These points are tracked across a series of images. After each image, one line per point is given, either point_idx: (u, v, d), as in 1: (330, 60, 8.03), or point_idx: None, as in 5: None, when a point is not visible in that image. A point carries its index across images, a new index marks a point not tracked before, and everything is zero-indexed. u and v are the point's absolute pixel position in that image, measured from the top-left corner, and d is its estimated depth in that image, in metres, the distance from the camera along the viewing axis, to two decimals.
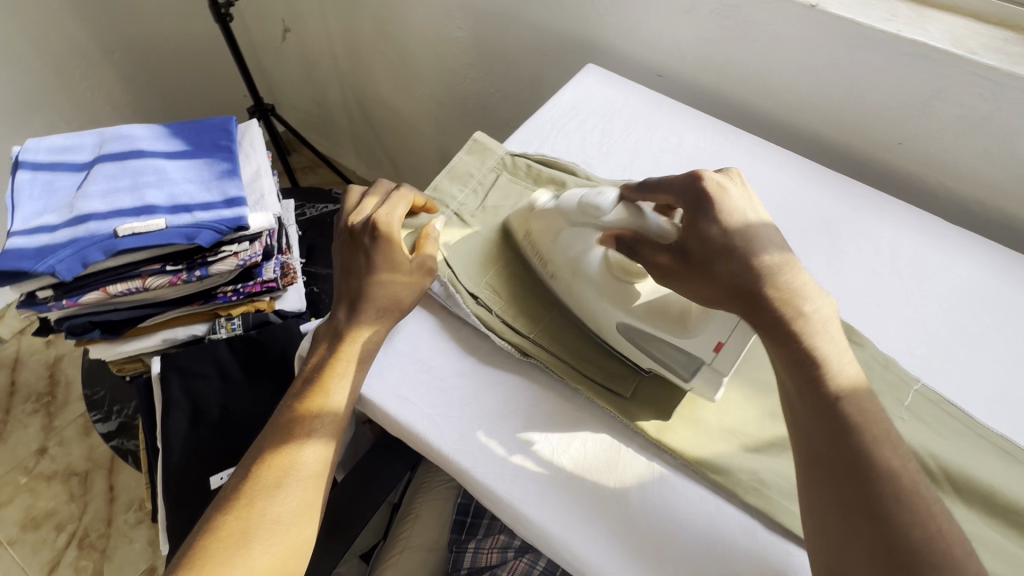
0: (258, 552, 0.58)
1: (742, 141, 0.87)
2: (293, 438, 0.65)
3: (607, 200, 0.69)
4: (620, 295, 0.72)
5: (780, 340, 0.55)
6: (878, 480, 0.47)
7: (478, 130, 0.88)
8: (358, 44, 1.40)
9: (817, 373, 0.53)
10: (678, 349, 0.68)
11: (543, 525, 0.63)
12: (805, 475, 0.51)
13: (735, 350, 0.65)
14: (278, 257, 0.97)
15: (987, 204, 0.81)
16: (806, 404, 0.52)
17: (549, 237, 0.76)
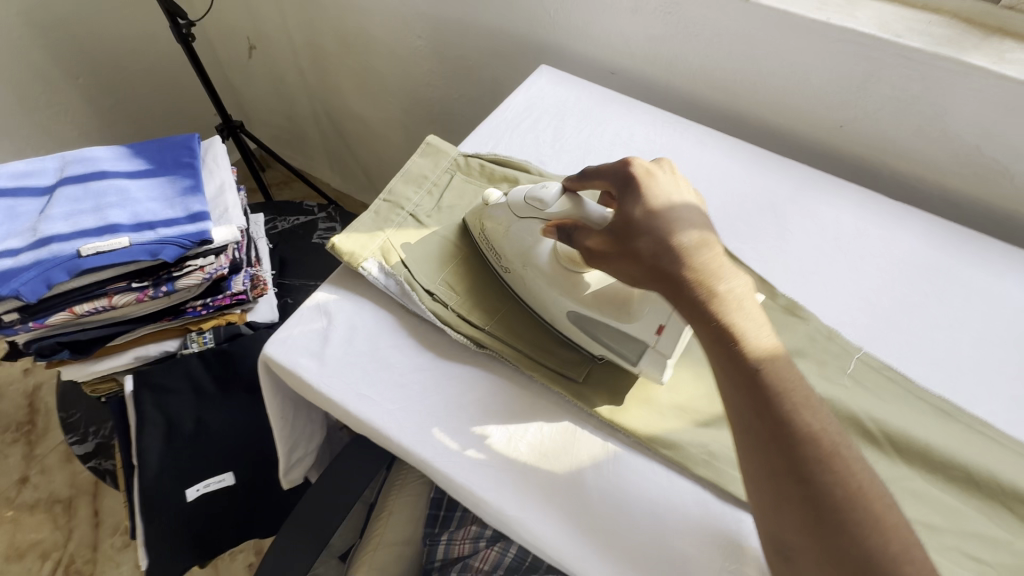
0: None
1: (690, 131, 0.89)
2: None
3: (551, 192, 0.62)
4: (565, 284, 0.62)
5: (707, 328, 0.50)
6: (800, 444, 0.45)
7: (431, 133, 0.81)
8: (324, 55, 1.47)
9: (743, 361, 0.48)
10: (623, 334, 0.60)
11: (500, 510, 0.55)
12: (750, 480, 0.47)
13: (679, 331, 0.57)
14: (247, 269, 0.96)
15: (927, 179, 0.85)
16: (738, 398, 0.47)
17: (499, 230, 0.67)
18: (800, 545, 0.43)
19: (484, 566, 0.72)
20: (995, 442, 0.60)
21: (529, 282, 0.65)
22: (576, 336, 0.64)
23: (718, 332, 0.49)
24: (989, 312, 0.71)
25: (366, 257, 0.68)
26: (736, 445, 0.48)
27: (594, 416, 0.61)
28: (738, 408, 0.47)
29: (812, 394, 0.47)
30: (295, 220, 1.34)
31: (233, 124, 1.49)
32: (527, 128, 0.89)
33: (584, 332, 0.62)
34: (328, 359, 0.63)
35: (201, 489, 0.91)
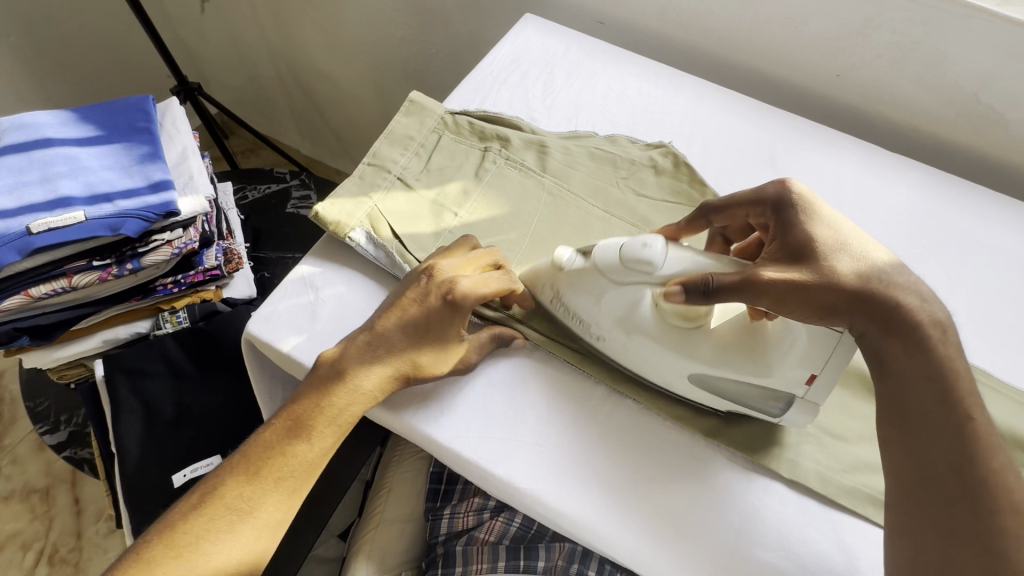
0: (267, 497, 0.51)
1: (685, 84, 0.85)
2: (263, 475, 0.52)
3: (657, 243, 0.50)
4: (701, 341, 0.54)
5: (913, 364, 0.46)
6: (997, 509, 0.41)
7: (413, 89, 0.74)
8: (285, 8, 1.35)
9: (955, 411, 0.44)
10: (761, 388, 0.53)
11: (510, 481, 0.54)
12: (913, 525, 0.44)
13: (832, 379, 0.51)
14: (219, 243, 0.90)
15: (922, 130, 0.84)
16: (935, 441, 0.44)
17: (587, 295, 0.56)
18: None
19: (490, 537, 0.68)
20: (995, 391, 0.60)
21: (633, 341, 0.56)
22: (705, 394, 0.56)
23: (924, 376, 0.46)
24: (984, 262, 0.71)
25: (353, 227, 0.63)
26: (910, 483, 0.45)
27: (602, 381, 0.60)
28: (927, 456, 0.44)
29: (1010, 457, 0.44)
30: (265, 189, 1.26)
31: (190, 85, 1.38)
32: (515, 83, 0.83)
33: (716, 391, 0.55)
34: (319, 335, 0.60)
35: (188, 475, 0.84)
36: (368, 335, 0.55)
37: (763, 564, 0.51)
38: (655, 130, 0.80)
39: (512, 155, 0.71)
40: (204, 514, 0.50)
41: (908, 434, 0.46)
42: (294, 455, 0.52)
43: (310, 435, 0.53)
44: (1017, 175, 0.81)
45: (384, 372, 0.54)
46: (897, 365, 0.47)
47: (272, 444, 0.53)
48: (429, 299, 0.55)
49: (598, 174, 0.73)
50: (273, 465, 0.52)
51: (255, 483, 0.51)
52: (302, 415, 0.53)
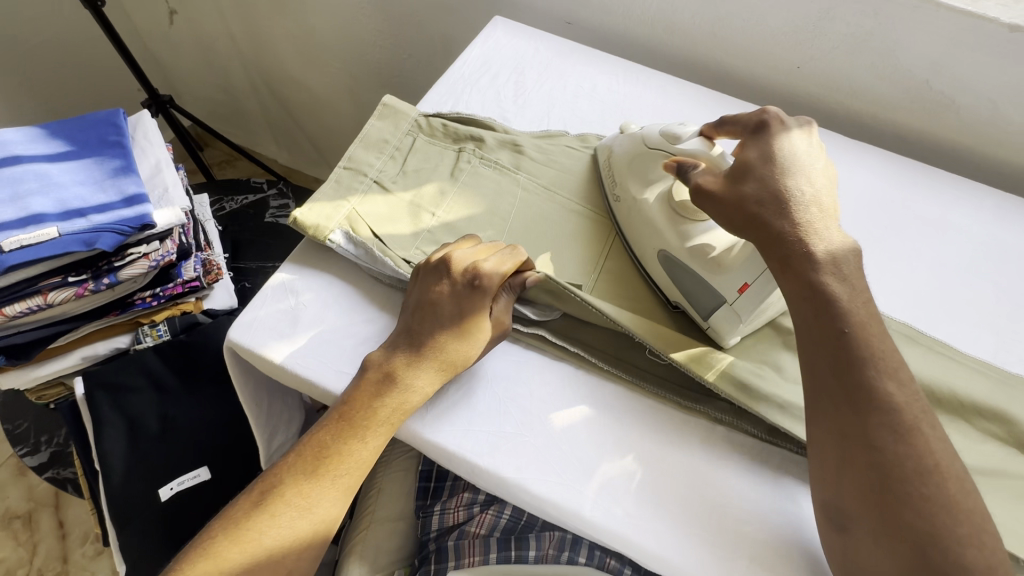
0: (325, 495, 0.52)
1: (653, 80, 0.88)
2: (321, 473, 0.52)
3: (690, 130, 0.62)
4: (676, 223, 0.62)
5: (807, 297, 0.50)
6: (883, 421, 0.46)
7: (386, 93, 0.75)
8: (255, 18, 1.35)
9: (866, 372, 0.47)
10: (704, 283, 0.60)
11: (495, 471, 0.55)
12: (822, 449, 0.48)
13: (762, 295, 0.57)
14: (197, 254, 0.90)
15: (880, 116, 0.87)
16: (824, 367, 0.49)
17: (626, 161, 0.68)
18: (863, 544, 0.45)
19: (481, 530, 0.69)
20: (955, 362, 0.63)
21: (635, 210, 0.66)
22: (662, 279, 0.64)
23: (836, 338, 0.49)
24: (941, 240, 0.75)
25: (332, 229, 0.64)
26: (814, 411, 0.49)
27: (582, 368, 0.61)
28: (840, 414, 0.47)
29: (923, 407, 0.47)
30: (243, 199, 1.26)
31: (161, 98, 1.37)
32: (486, 85, 0.85)
33: (668, 274, 0.63)
34: (301, 338, 0.60)
35: (174, 488, 0.84)
36: (406, 335, 0.57)
37: (742, 536, 0.53)
38: (624, 125, 0.83)
39: (486, 154, 0.73)
40: (266, 511, 0.50)
41: (825, 396, 0.49)
42: (350, 452, 0.53)
43: (364, 434, 0.53)
44: (969, 156, 0.85)
45: (430, 368, 0.55)
46: (810, 329, 0.50)
47: (327, 443, 0.53)
48: (460, 288, 0.57)
49: (572, 170, 0.74)
50: (329, 463, 0.52)
51: (313, 480, 0.52)
52: (353, 416, 0.54)
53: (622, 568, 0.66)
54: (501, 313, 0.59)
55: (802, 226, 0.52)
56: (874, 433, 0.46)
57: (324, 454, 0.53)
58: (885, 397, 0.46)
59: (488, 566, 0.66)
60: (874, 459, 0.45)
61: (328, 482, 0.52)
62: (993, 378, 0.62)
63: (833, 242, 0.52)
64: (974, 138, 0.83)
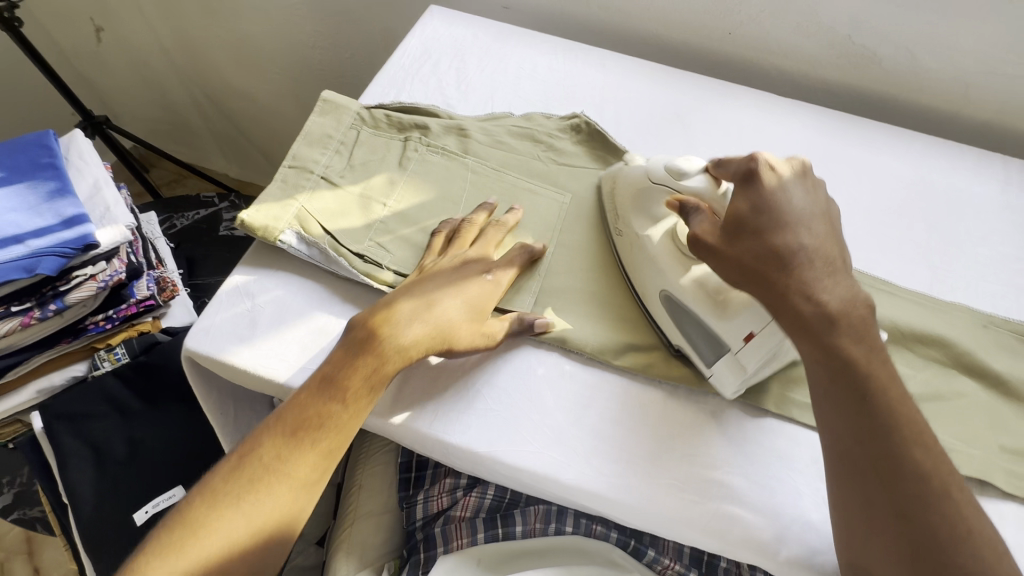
0: (303, 460, 0.51)
1: (592, 56, 0.89)
2: (299, 437, 0.52)
3: (695, 164, 0.59)
4: (679, 264, 0.60)
5: (825, 355, 0.49)
6: (907, 479, 0.45)
7: (325, 88, 0.74)
8: (187, 28, 1.32)
9: (888, 425, 0.46)
10: (707, 330, 0.57)
11: (470, 449, 0.56)
12: (840, 494, 0.48)
13: (769, 342, 0.54)
14: (149, 273, 0.88)
15: (810, 73, 0.91)
16: (843, 417, 0.48)
17: (630, 195, 0.65)
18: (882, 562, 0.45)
19: (466, 514, 0.69)
20: (894, 296, 0.67)
21: (637, 245, 0.64)
22: (665, 323, 0.61)
23: (841, 376, 0.48)
24: (874, 185, 0.79)
25: (282, 229, 0.63)
26: (834, 456, 0.48)
27: (545, 340, 0.61)
28: (851, 450, 0.47)
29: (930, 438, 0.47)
30: (194, 215, 1.23)
31: (96, 119, 1.32)
32: (427, 74, 0.85)
33: (671, 319, 0.60)
34: (260, 341, 0.60)
35: (150, 510, 0.81)
36: (405, 294, 0.58)
37: (711, 479, 0.55)
38: (568, 103, 0.84)
39: (433, 141, 0.73)
40: (243, 474, 0.50)
41: (837, 435, 0.48)
42: (327, 417, 0.53)
43: (346, 396, 0.53)
44: (893, 105, 0.90)
45: (420, 330, 0.55)
46: (828, 380, 0.49)
47: (305, 408, 0.53)
48: (463, 267, 0.61)
49: (519, 150, 0.75)
50: (308, 430, 0.52)
51: (293, 443, 0.52)
52: (336, 379, 0.54)
53: (608, 533, 0.67)
54: (500, 327, 0.59)
55: (805, 283, 0.50)
56: (884, 467, 0.46)
57: (301, 419, 0.52)
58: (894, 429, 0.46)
59: (477, 547, 0.67)
60: (888, 491, 0.45)
61: (305, 447, 0.52)
62: (929, 307, 0.66)
63: (839, 296, 0.50)
64: (895, 87, 0.88)
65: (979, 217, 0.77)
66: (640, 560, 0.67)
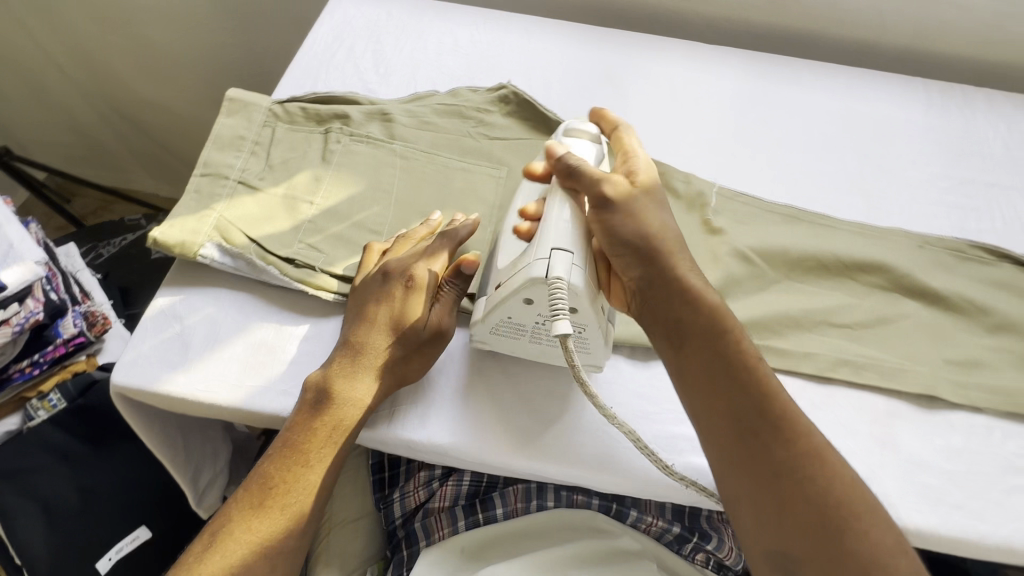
0: (307, 482, 0.50)
1: (513, 24, 0.86)
2: (300, 457, 0.51)
3: (588, 129, 0.60)
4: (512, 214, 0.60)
5: (722, 357, 0.47)
6: (814, 499, 0.41)
7: (229, 87, 0.69)
8: (84, 39, 1.22)
9: (780, 441, 0.44)
10: (489, 275, 0.58)
11: (433, 442, 0.54)
12: (750, 507, 0.43)
13: (501, 304, 0.53)
14: (75, 308, 0.83)
15: (733, 19, 0.90)
16: (741, 415, 0.45)
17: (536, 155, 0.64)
18: None
19: (445, 504, 0.67)
20: (834, 228, 0.68)
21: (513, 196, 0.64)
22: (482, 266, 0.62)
23: (727, 399, 0.45)
24: (806, 122, 0.79)
25: (201, 243, 0.59)
26: (733, 457, 0.44)
27: None
28: (752, 469, 0.43)
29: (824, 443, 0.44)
30: (121, 241, 1.15)
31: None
32: (343, 61, 0.80)
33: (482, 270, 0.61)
34: (194, 364, 0.56)
35: (113, 557, 0.78)
36: (343, 349, 0.54)
37: (675, 435, 0.55)
38: (494, 74, 0.81)
39: (356, 129, 0.69)
40: (251, 499, 0.49)
41: (731, 466, 0.44)
42: (321, 436, 0.51)
43: (311, 458, 0.51)
44: (817, 41, 0.91)
45: (366, 378, 0.53)
46: (718, 382, 0.46)
47: (302, 428, 0.51)
48: (387, 281, 0.56)
49: (448, 129, 0.72)
50: (303, 450, 0.51)
51: (262, 512, 0.49)
52: (295, 440, 0.51)
53: (589, 500, 0.66)
54: (440, 313, 0.56)
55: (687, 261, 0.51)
56: (784, 479, 0.42)
57: (291, 440, 0.51)
58: (784, 441, 0.44)
59: (458, 536, 0.65)
60: (786, 495, 0.42)
61: (304, 470, 0.50)
62: (869, 235, 0.67)
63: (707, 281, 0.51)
64: (815, 23, 0.89)
65: (907, 142, 0.78)
66: (624, 522, 0.66)
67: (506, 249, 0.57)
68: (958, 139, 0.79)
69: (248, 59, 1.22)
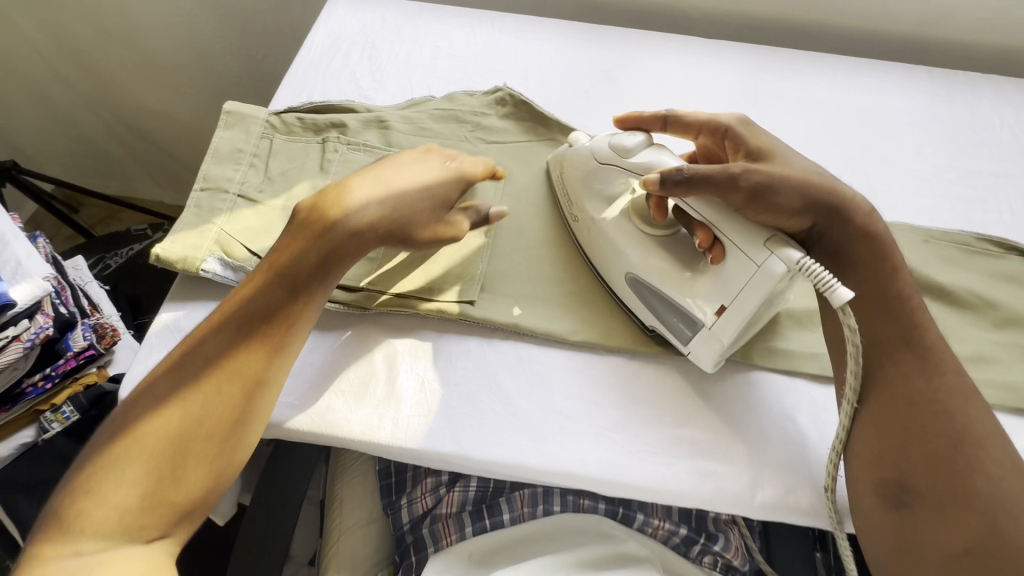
0: (278, 318, 0.50)
1: (508, 24, 0.86)
2: (277, 287, 0.51)
3: (638, 138, 0.58)
4: (635, 242, 0.59)
5: (884, 310, 0.53)
6: (962, 441, 0.47)
7: (226, 100, 0.69)
8: (86, 51, 1.23)
9: (933, 387, 0.50)
10: (675, 304, 0.56)
11: (435, 452, 0.54)
12: (894, 448, 0.49)
13: (740, 315, 0.52)
14: (84, 321, 0.84)
15: (731, 12, 0.89)
16: (896, 364, 0.52)
17: (579, 177, 0.63)
18: (926, 518, 0.46)
19: (452, 510, 0.68)
20: None
21: (595, 232, 0.62)
22: (627, 298, 0.60)
23: (891, 338, 0.52)
24: (807, 116, 0.78)
25: (203, 258, 0.59)
26: (901, 396, 0.50)
27: (499, 327, 0.60)
28: (891, 398, 0.51)
29: (969, 386, 0.51)
30: (127, 251, 1.16)
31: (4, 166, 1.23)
32: (339, 68, 0.80)
33: (637, 297, 0.59)
34: None
35: None
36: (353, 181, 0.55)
37: (678, 438, 0.55)
38: (491, 76, 0.80)
39: (353, 138, 0.69)
40: (219, 319, 0.50)
41: (881, 389, 0.51)
42: (305, 269, 0.51)
43: (288, 290, 0.51)
44: (817, 31, 0.89)
45: (377, 213, 0.53)
46: (885, 333, 0.53)
47: (287, 264, 0.52)
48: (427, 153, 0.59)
49: (446, 134, 0.72)
50: (286, 273, 0.51)
51: (225, 334, 0.49)
52: (276, 271, 0.51)
53: (596, 504, 0.66)
54: (462, 219, 0.58)
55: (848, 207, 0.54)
56: (920, 410, 0.49)
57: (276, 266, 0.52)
58: (931, 374, 0.51)
59: (466, 542, 0.66)
60: (937, 435, 0.48)
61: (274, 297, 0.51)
62: None
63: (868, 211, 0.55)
64: (815, 14, 0.87)
65: (910, 132, 0.77)
66: (631, 526, 0.66)
67: (658, 257, 0.57)
68: (962, 128, 0.78)
69: (248, 66, 1.23)
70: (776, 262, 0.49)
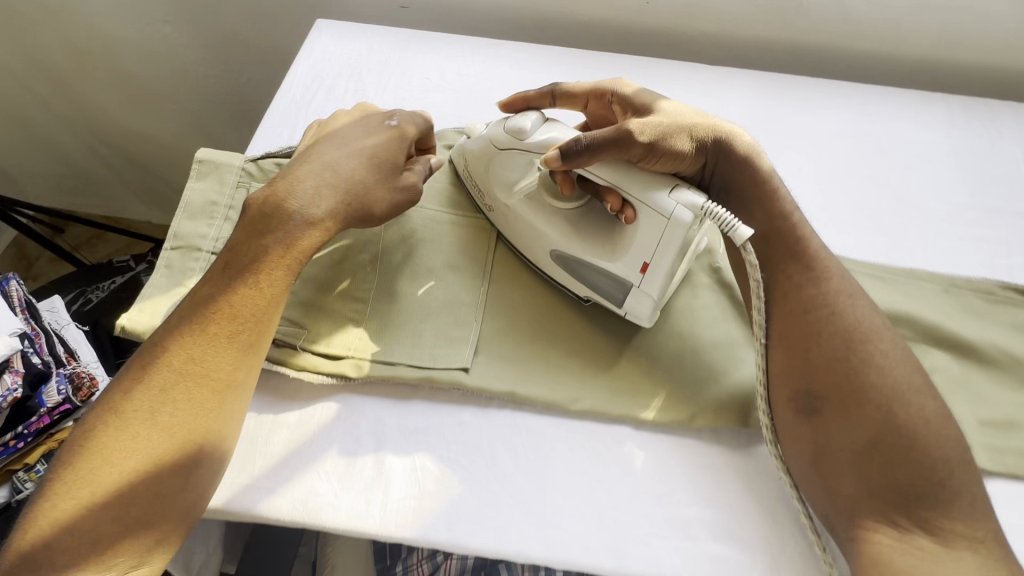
0: (247, 302, 0.50)
1: (502, 53, 0.81)
2: (242, 274, 0.51)
3: (532, 120, 0.59)
4: (556, 218, 0.60)
5: (782, 238, 0.56)
6: (855, 342, 0.51)
7: (198, 148, 0.64)
8: (64, 74, 1.19)
9: (828, 302, 0.53)
10: (610, 274, 0.57)
11: (426, 539, 0.49)
12: (806, 371, 0.52)
13: (664, 268, 0.54)
14: (59, 372, 0.79)
15: (739, 36, 0.85)
16: (795, 290, 0.55)
17: (483, 164, 0.63)
18: (835, 421, 0.49)
19: None
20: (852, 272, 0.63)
21: (513, 219, 0.62)
22: (566, 281, 0.61)
23: (786, 255, 0.56)
24: (819, 149, 0.74)
25: None
26: (794, 311, 0.54)
27: (495, 395, 0.56)
28: (788, 311, 0.54)
29: (854, 287, 0.55)
30: (109, 284, 1.11)
31: None
32: (323, 104, 0.75)
33: (573, 274, 0.60)
34: None
35: None
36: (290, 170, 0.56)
37: (689, 518, 0.51)
38: (484, 110, 0.76)
39: None
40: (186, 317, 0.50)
41: (786, 314, 0.54)
42: (266, 250, 0.52)
43: (253, 276, 0.51)
44: (829, 55, 0.85)
45: (327, 196, 0.54)
46: (783, 263, 0.56)
47: (246, 251, 0.52)
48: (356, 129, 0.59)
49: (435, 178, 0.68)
50: (247, 253, 0.52)
51: (193, 330, 0.49)
52: (240, 261, 0.52)
53: None
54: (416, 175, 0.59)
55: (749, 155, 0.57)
56: (814, 316, 0.53)
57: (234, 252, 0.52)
58: (819, 281, 0.54)
59: None
60: (836, 347, 0.51)
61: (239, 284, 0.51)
62: (890, 279, 0.63)
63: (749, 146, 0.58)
64: (827, 37, 0.83)
65: (929, 167, 0.73)
66: None
67: (588, 231, 0.59)
68: (983, 161, 0.73)
69: (233, 89, 1.19)
70: (682, 210, 0.51)
